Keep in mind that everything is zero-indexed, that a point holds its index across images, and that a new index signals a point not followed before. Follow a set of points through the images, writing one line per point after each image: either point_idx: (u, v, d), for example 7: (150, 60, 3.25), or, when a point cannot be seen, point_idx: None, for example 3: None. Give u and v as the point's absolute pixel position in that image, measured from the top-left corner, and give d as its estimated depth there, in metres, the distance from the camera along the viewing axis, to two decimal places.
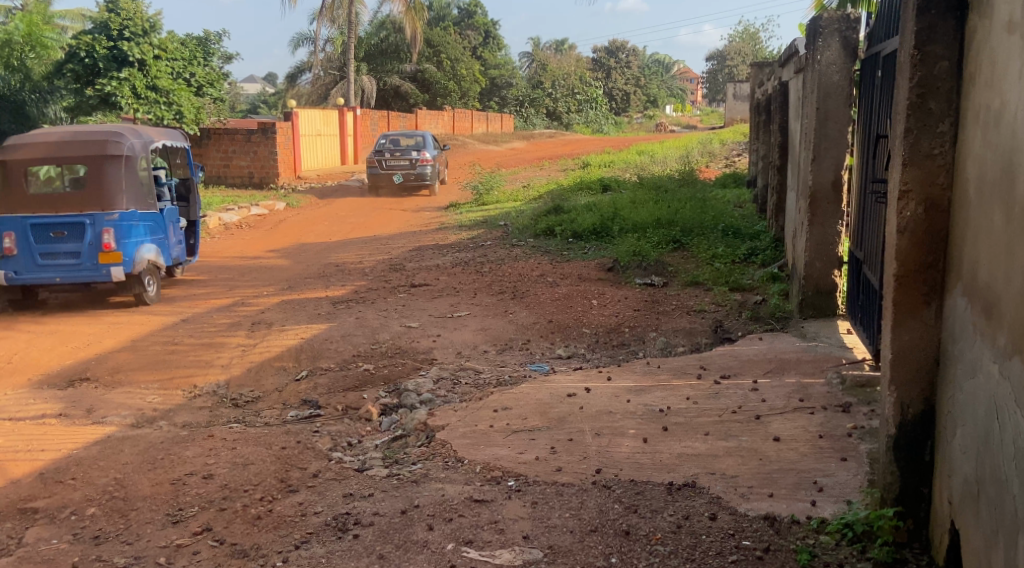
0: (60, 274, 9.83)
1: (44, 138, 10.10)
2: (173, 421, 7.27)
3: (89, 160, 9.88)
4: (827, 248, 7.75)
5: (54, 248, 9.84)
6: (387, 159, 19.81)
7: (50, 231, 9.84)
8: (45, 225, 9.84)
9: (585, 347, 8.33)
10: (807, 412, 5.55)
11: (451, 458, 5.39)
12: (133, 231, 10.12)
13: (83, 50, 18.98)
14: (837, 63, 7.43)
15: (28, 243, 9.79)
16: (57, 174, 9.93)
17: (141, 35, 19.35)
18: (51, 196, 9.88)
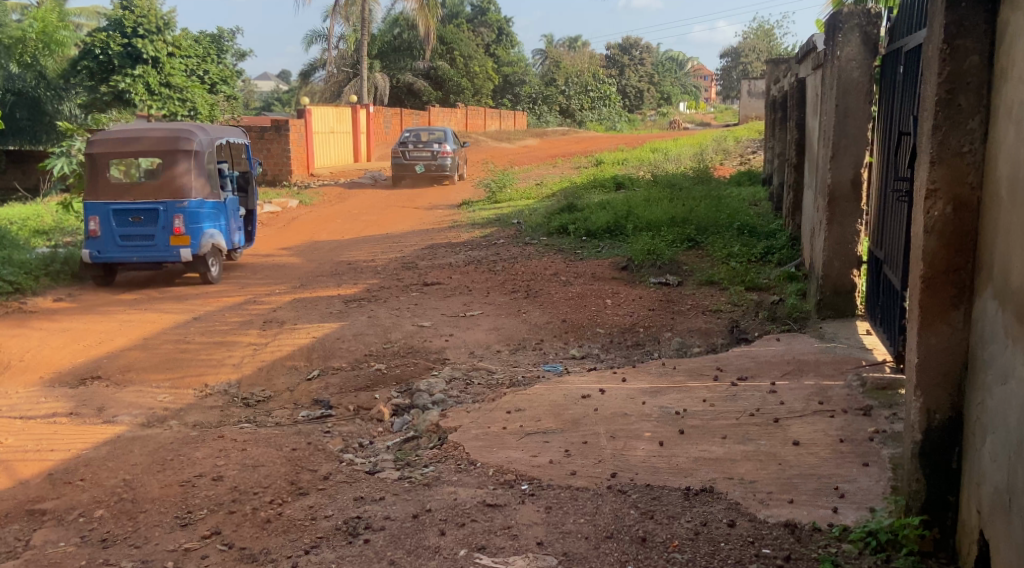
0: (137, 255, 10.90)
1: (120, 133, 11.00)
2: (183, 420, 7.21)
3: (163, 154, 10.78)
4: (846, 248, 7.62)
5: (132, 230, 10.89)
6: (410, 150, 20.87)
7: (127, 216, 10.88)
8: (123, 210, 10.86)
9: (600, 346, 8.23)
10: (827, 415, 5.44)
11: (463, 460, 5.31)
12: (202, 217, 11.13)
13: (99, 46, 19.11)
14: (857, 59, 7.30)
15: (108, 226, 10.83)
16: (133, 166, 10.85)
17: (155, 32, 19.28)
18: (129, 185, 10.86)
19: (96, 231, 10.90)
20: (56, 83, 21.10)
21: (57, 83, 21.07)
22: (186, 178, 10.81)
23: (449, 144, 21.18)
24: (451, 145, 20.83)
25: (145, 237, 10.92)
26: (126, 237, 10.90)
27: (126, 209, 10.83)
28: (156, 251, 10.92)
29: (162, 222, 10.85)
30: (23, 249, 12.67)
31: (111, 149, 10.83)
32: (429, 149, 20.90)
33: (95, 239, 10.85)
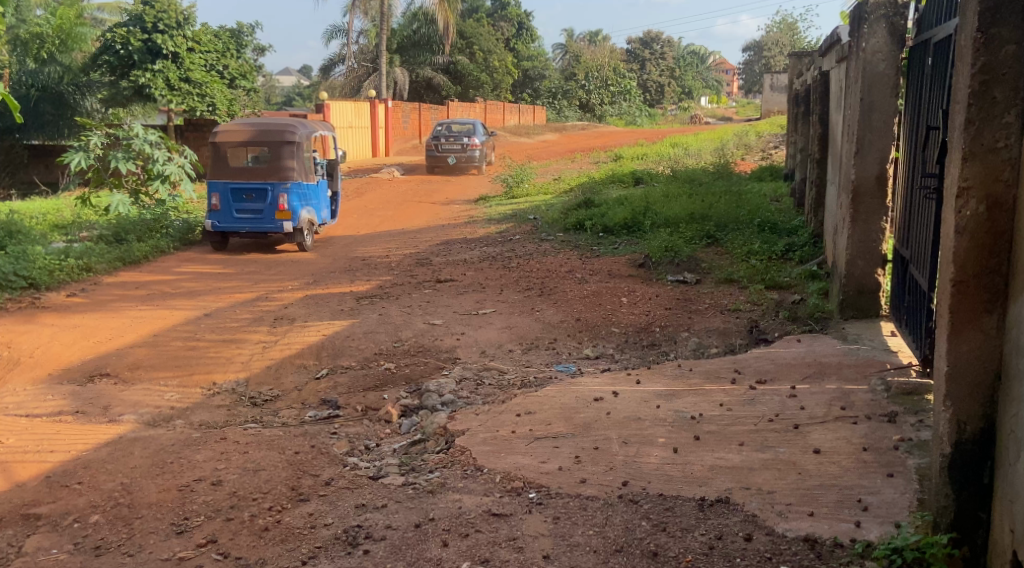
0: (248, 227, 12.95)
1: (238, 126, 12.97)
2: (189, 420, 7.07)
3: (270, 143, 12.62)
4: (870, 246, 7.40)
5: (245, 205, 12.90)
6: (441, 145, 21.98)
7: (242, 192, 12.91)
8: (238, 188, 12.89)
9: (615, 346, 8.04)
10: (850, 421, 5.23)
11: (470, 466, 5.13)
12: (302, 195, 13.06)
13: (119, 42, 18.91)
14: (883, 51, 7.07)
15: (225, 201, 12.85)
16: (246, 154, 12.77)
17: (175, 27, 19.11)
18: (244, 168, 12.86)
19: (216, 205, 12.97)
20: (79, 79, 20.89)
21: (80, 79, 20.90)
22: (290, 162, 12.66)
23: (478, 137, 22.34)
24: (481, 140, 21.96)
25: (256, 212, 12.90)
26: (240, 210, 12.96)
27: (241, 187, 12.86)
28: (264, 224, 12.88)
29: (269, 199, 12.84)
30: (37, 245, 12.58)
31: (230, 138, 12.79)
32: (460, 143, 22.07)
33: (215, 212, 12.91)
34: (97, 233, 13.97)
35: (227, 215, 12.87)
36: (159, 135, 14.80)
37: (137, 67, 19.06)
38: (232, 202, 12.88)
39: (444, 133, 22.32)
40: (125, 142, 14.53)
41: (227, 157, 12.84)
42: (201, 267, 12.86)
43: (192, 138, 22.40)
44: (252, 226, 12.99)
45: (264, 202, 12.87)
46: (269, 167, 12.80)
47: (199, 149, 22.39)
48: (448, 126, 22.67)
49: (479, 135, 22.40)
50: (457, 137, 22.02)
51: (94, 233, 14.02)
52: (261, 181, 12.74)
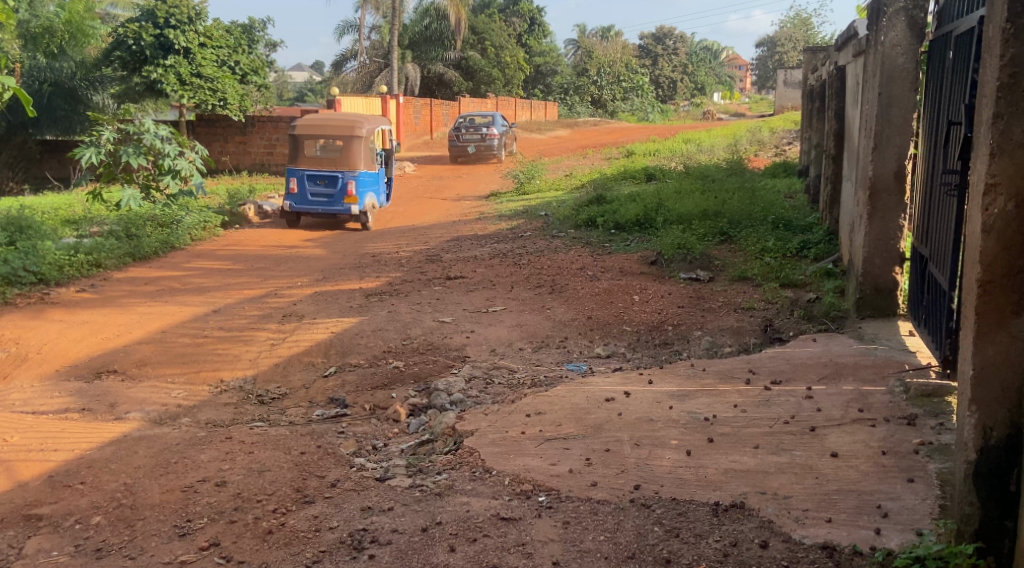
0: (320, 209, 14.67)
1: (313, 119, 14.64)
2: (196, 418, 7.00)
3: (341, 136, 14.28)
4: (887, 244, 7.26)
5: (318, 189, 14.58)
6: (461, 136, 23.09)
7: (316, 177, 14.61)
8: (312, 175, 14.60)
9: (627, 345, 7.93)
10: (868, 424, 5.10)
11: (478, 468, 5.03)
12: (368, 181, 14.74)
13: (131, 37, 18.80)
14: (902, 45, 6.95)
15: (301, 185, 14.55)
16: (319, 144, 14.47)
17: (187, 22, 19.02)
18: (319, 157, 14.54)
19: (293, 188, 14.70)
20: (91, 74, 20.95)
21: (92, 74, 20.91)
22: (358, 152, 14.30)
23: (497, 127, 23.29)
24: (497, 128, 22.86)
25: (327, 196, 14.65)
26: (314, 193, 14.67)
27: (316, 173, 14.55)
28: (335, 206, 14.64)
29: (339, 184, 14.53)
30: (48, 240, 12.55)
31: (307, 130, 14.42)
32: (479, 134, 23.08)
33: (293, 194, 14.65)
34: (108, 228, 13.90)
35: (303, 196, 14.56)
36: (170, 130, 14.67)
37: (149, 62, 19.00)
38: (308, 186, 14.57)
39: (465, 127, 23.50)
40: (136, 137, 14.38)
41: (304, 147, 14.56)
42: (211, 263, 12.80)
43: (204, 134, 22.34)
44: (324, 208, 14.72)
45: (335, 187, 14.56)
46: (339, 156, 14.46)
47: (211, 145, 22.34)
48: (471, 119, 23.77)
49: (498, 125, 23.38)
50: (477, 128, 23.03)
51: (105, 228, 13.96)
52: (332, 170, 14.47)
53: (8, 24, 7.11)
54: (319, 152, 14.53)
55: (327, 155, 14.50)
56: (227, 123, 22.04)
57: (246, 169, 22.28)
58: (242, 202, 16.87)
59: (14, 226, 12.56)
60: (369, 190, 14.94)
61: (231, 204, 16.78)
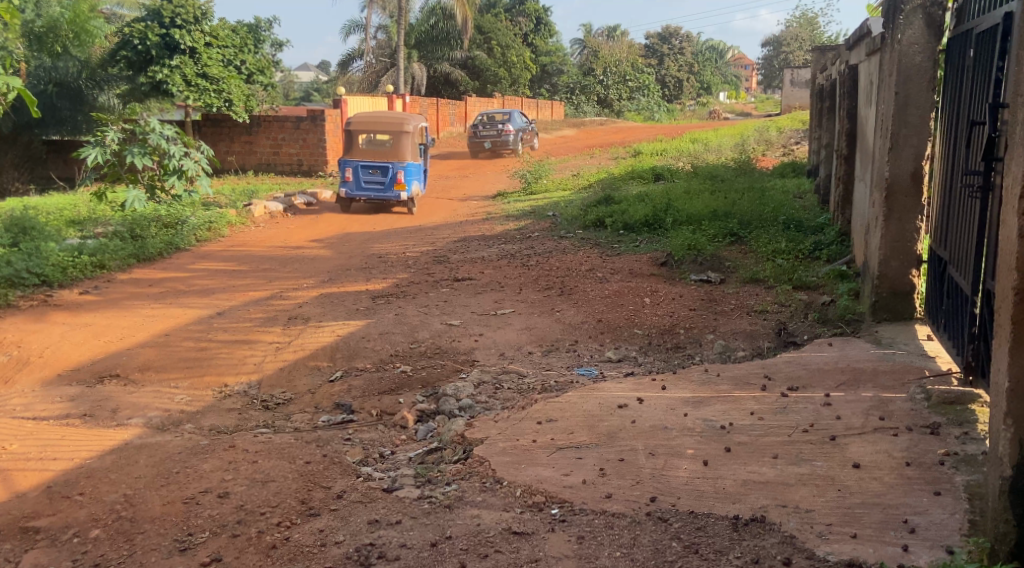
0: (372, 196, 15.89)
1: (364, 114, 15.81)
2: (200, 425, 6.88)
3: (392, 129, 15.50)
4: (905, 246, 7.09)
5: (371, 177, 15.82)
6: (479, 132, 23.58)
7: (368, 167, 15.86)
8: (365, 165, 15.80)
9: (638, 349, 7.78)
10: (890, 433, 4.95)
11: (489, 478, 4.89)
12: (414, 172, 16.05)
13: (136, 37, 18.77)
14: (920, 43, 6.79)
15: (355, 174, 15.75)
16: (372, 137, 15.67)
17: (193, 22, 18.89)
18: (370, 149, 15.81)
19: (348, 177, 15.85)
20: (97, 73, 20.72)
21: (98, 74, 20.71)
22: (407, 144, 15.63)
23: (515, 124, 23.73)
24: (513, 125, 23.31)
25: (378, 184, 15.84)
26: (367, 182, 15.89)
27: (369, 163, 15.81)
28: (385, 194, 15.83)
29: (389, 174, 15.79)
30: (52, 241, 12.43)
31: (359, 124, 15.69)
32: (496, 130, 23.52)
33: (347, 182, 15.85)
34: (112, 229, 13.80)
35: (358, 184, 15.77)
36: (176, 130, 14.60)
37: (155, 62, 18.91)
38: (362, 175, 15.80)
39: (483, 123, 23.94)
40: (141, 136, 14.33)
41: (357, 139, 15.74)
42: (216, 264, 12.69)
43: (210, 134, 22.23)
44: (375, 195, 15.89)
45: (385, 176, 15.80)
46: (390, 148, 15.69)
47: (217, 144, 22.21)
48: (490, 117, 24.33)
49: (516, 122, 23.81)
50: (494, 125, 23.48)
51: (110, 229, 13.85)
52: (384, 160, 15.68)
53: (11, 22, 7.05)
54: (371, 145, 15.72)
55: (378, 147, 15.69)
56: (233, 123, 21.91)
57: (252, 169, 22.14)
58: (248, 203, 16.72)
59: (17, 227, 12.47)
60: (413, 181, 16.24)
61: (236, 205, 16.65)
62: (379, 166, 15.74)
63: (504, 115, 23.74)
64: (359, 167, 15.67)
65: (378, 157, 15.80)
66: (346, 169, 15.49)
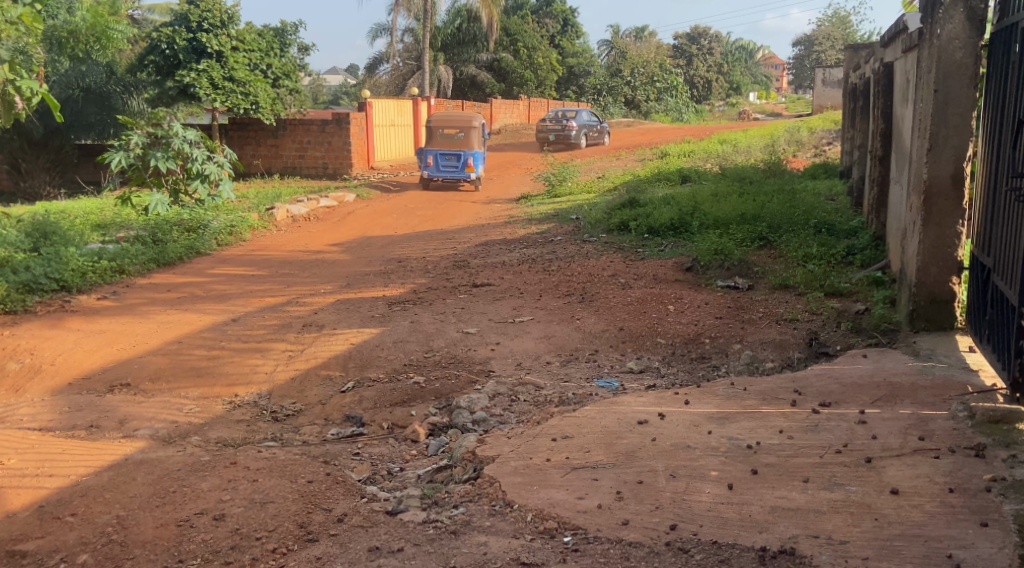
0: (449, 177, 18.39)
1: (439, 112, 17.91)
2: (206, 437, 6.56)
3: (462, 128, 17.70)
4: (944, 252, 6.73)
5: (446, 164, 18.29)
6: (545, 127, 25.73)
7: (444, 155, 18.32)
8: (442, 153, 18.22)
9: (661, 359, 7.46)
10: (931, 455, 4.64)
11: (498, 501, 4.60)
12: (481, 156, 18.44)
13: (164, 42, 18.65)
14: (961, 38, 6.46)
15: (434, 161, 18.22)
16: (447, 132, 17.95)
17: (220, 26, 18.76)
18: (445, 139, 18.20)
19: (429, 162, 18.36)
20: (125, 77, 20.69)
21: (126, 79, 20.69)
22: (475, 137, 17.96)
23: (578, 120, 25.76)
24: (574, 122, 25.33)
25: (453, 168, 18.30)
26: (442, 167, 18.38)
27: (443, 152, 18.28)
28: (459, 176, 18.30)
29: (460, 160, 18.23)
30: (72, 245, 12.23)
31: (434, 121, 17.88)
32: (560, 125, 25.62)
33: (427, 166, 18.43)
34: (134, 233, 13.67)
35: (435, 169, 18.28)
36: (200, 134, 14.36)
37: (182, 66, 18.68)
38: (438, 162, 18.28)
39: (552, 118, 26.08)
40: (165, 140, 14.10)
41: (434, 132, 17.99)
42: (234, 268, 12.52)
43: (236, 138, 22.16)
44: (451, 176, 18.41)
45: (458, 162, 18.24)
46: (461, 141, 18.00)
47: (243, 148, 22.19)
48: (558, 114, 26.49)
49: (580, 118, 25.87)
50: (558, 120, 25.60)
51: (132, 233, 13.69)
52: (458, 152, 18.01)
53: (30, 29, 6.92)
54: (446, 137, 18.04)
55: (452, 139, 18.00)
56: (259, 126, 21.83)
57: (278, 173, 22.02)
58: (270, 207, 16.53)
59: (38, 232, 12.18)
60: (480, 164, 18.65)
61: (258, 209, 16.46)
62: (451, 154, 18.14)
63: (568, 111, 25.81)
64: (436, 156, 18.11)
65: (451, 146, 18.15)
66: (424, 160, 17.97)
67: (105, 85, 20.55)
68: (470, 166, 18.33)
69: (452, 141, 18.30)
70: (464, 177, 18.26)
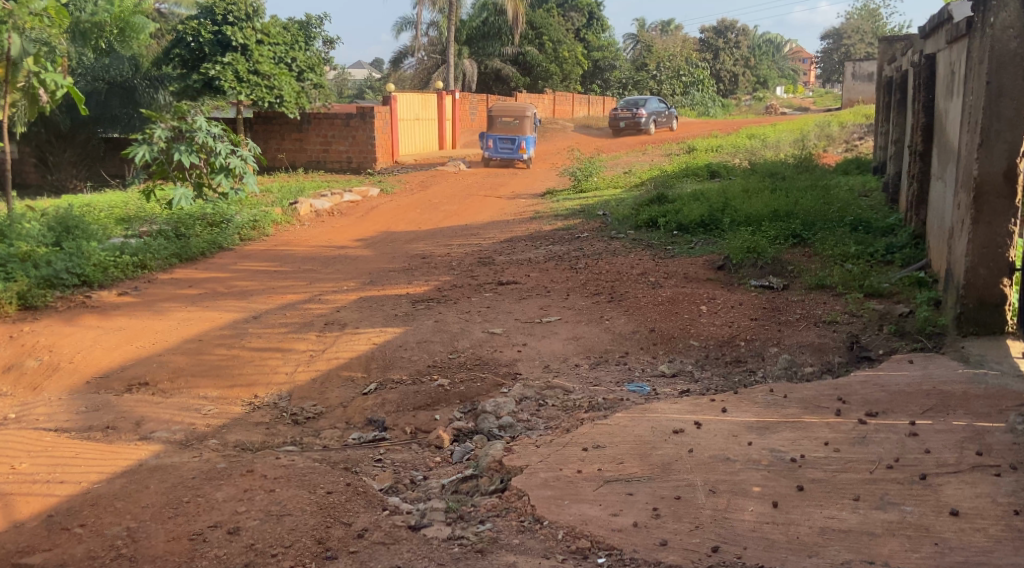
0: (504, 156, 21.02)
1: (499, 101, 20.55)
2: (224, 440, 6.21)
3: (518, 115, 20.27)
4: (995, 253, 6.44)
5: (503, 147, 21.06)
6: (617, 115, 27.71)
7: (501, 138, 21.08)
8: (500, 137, 20.86)
9: (694, 362, 7.17)
10: (991, 473, 4.44)
11: (527, 516, 4.37)
12: (533, 140, 21.20)
13: (190, 35, 18.45)
14: (1015, 27, 6.18)
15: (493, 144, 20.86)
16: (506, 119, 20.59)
17: (245, 20, 18.49)
18: (503, 126, 20.80)
19: (489, 144, 21.00)
20: (152, 72, 20.32)
21: (152, 73, 20.41)
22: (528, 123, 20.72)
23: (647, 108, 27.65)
24: (643, 110, 27.22)
25: (508, 148, 20.93)
26: (499, 150, 21.16)
27: (500, 137, 21.09)
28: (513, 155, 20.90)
29: (515, 143, 20.97)
30: (95, 239, 11.98)
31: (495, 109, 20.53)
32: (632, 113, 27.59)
33: (487, 148, 21.03)
34: (157, 228, 13.47)
35: (493, 151, 21.04)
36: (224, 127, 14.17)
37: (208, 60, 18.46)
38: (496, 145, 21.05)
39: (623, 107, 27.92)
40: (188, 135, 13.87)
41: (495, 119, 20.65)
42: (258, 264, 12.32)
43: (262, 132, 22.01)
44: (507, 156, 21.03)
45: (513, 144, 20.93)
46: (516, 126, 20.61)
47: (268, 142, 22.07)
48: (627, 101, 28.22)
49: (649, 106, 27.75)
50: (629, 109, 27.56)
51: (155, 227, 13.53)
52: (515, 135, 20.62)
53: None
54: (504, 123, 20.67)
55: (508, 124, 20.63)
56: (284, 120, 21.64)
57: (302, 167, 21.84)
58: (294, 202, 16.32)
59: (61, 225, 11.88)
60: (532, 146, 21.24)
61: (282, 203, 16.26)
62: (508, 139, 20.91)
63: (638, 100, 27.71)
64: (494, 140, 20.82)
65: (508, 132, 20.78)
66: (484, 143, 20.71)
67: (131, 77, 20.21)
68: (524, 149, 21.01)
69: (509, 127, 21.12)
70: (518, 157, 20.99)
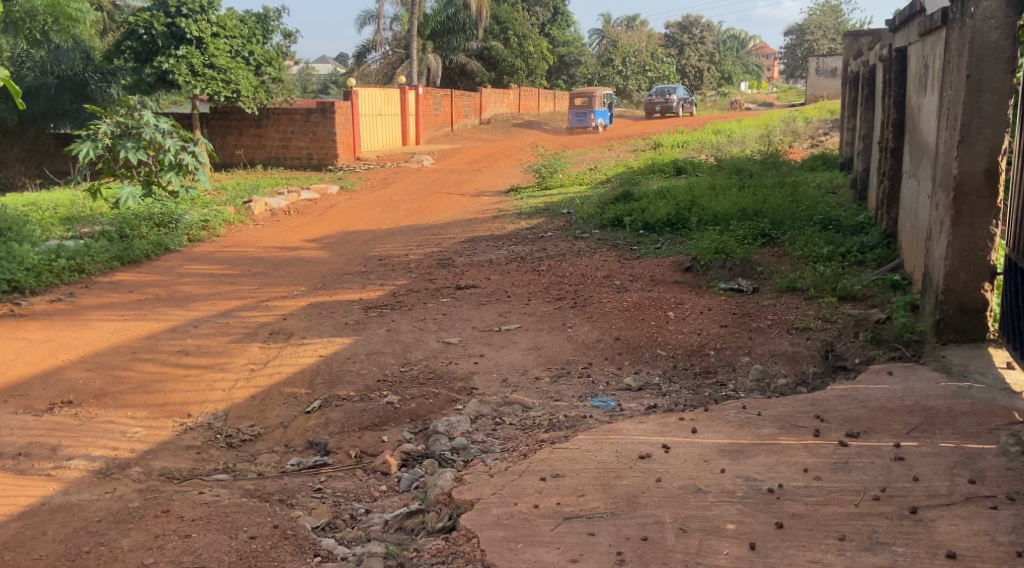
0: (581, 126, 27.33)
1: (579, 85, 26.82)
2: (150, 469, 5.67)
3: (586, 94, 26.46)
4: (976, 256, 6.05)
5: (579, 119, 27.35)
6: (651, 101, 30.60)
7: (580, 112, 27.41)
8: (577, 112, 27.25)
9: (661, 374, 6.73)
10: (989, 505, 4.06)
11: (475, 563, 3.97)
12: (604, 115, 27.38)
13: (141, 26, 17.58)
14: (997, 17, 5.79)
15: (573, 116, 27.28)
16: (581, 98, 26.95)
17: (199, 12, 17.73)
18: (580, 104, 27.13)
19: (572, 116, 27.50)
20: (104, 65, 19.57)
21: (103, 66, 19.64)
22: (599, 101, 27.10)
23: (677, 95, 30.54)
24: (674, 96, 30.26)
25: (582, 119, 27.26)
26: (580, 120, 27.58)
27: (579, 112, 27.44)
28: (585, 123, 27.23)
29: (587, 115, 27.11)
30: (29, 242, 11.23)
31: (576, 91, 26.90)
32: (664, 99, 30.58)
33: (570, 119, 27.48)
34: (100, 228, 12.75)
35: (572, 123, 27.44)
36: (172, 122, 13.29)
37: (160, 52, 17.65)
38: (574, 118, 27.39)
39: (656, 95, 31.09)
40: (134, 131, 13.03)
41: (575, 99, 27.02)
42: (206, 267, 11.71)
43: (218, 127, 21.27)
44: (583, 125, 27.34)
45: (585, 117, 27.06)
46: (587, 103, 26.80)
47: (225, 138, 21.33)
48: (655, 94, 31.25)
49: (678, 94, 30.61)
50: (663, 95, 30.44)
51: (97, 228, 12.81)
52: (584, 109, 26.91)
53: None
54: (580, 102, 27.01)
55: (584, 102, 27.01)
56: (242, 115, 20.91)
57: (261, 163, 21.17)
58: (247, 200, 15.70)
59: None
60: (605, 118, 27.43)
61: (235, 201, 15.63)
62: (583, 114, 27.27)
63: (669, 89, 30.92)
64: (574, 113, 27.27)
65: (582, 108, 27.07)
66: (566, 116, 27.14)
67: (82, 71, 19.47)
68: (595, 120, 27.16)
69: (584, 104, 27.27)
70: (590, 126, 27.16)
